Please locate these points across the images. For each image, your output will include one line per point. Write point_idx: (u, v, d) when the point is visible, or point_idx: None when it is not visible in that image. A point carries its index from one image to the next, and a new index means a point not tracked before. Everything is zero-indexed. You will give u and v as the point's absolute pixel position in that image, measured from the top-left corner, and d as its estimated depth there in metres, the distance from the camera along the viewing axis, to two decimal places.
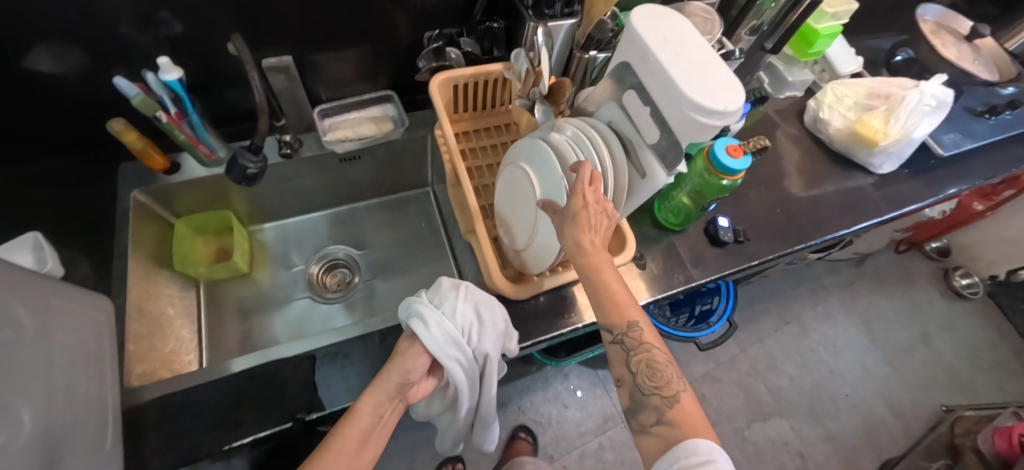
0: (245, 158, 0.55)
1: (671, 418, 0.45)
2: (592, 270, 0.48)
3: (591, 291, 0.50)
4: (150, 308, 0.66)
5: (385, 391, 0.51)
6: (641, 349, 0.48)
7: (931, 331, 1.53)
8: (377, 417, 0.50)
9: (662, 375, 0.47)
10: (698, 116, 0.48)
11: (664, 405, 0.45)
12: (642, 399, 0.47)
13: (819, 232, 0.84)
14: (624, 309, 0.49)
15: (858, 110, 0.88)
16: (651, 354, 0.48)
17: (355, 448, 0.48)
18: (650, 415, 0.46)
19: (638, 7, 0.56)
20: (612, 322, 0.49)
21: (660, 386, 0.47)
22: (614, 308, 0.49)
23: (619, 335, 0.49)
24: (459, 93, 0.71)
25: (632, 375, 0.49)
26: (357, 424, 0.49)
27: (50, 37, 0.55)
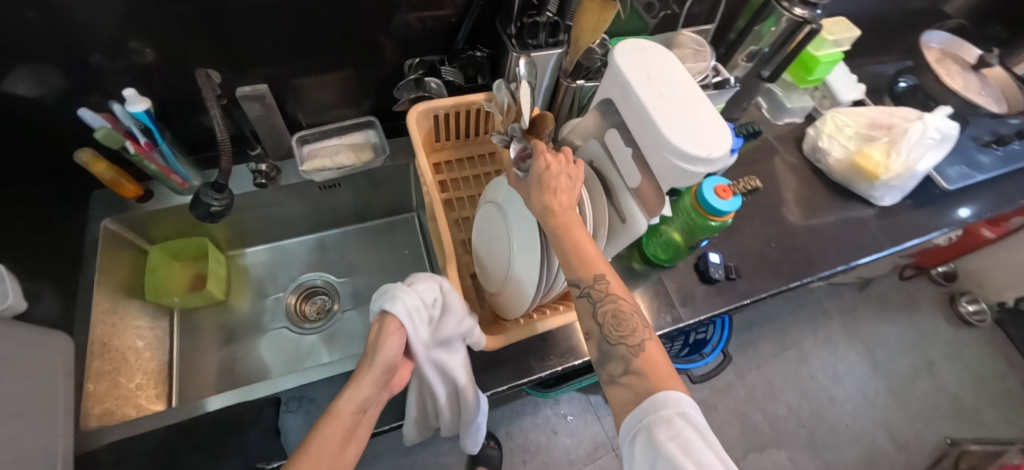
0: (209, 196, 0.54)
1: (638, 367, 0.40)
2: (561, 230, 0.43)
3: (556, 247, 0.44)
4: (116, 343, 0.64)
5: (371, 382, 0.41)
6: (609, 300, 0.42)
7: (937, 360, 1.48)
8: (361, 414, 0.41)
9: (629, 324, 0.42)
10: (682, 164, 0.47)
11: (631, 354, 0.40)
12: (608, 350, 0.42)
13: (816, 268, 0.80)
14: (591, 262, 0.42)
15: (860, 140, 0.85)
16: (618, 304, 0.42)
17: (336, 448, 0.38)
18: (618, 364, 0.41)
19: (622, 41, 0.53)
20: (577, 276, 0.42)
21: (627, 334, 0.42)
22: (580, 261, 0.42)
23: (583, 288, 0.42)
24: (439, 123, 0.68)
25: (598, 327, 0.43)
26: (338, 421, 0.39)
27: (17, 66, 0.53)
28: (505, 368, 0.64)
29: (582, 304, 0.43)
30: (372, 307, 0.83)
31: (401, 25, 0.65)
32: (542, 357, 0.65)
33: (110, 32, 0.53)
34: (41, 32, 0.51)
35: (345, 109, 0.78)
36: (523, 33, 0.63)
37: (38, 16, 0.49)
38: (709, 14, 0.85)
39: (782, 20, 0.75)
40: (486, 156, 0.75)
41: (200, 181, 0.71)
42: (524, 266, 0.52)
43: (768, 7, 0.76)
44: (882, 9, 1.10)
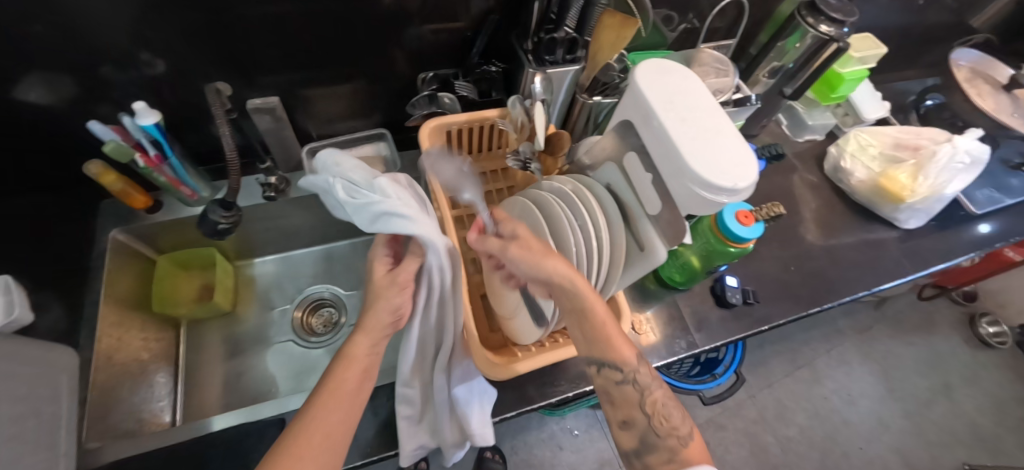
0: (215, 213, 0.54)
1: (683, 459, 0.43)
2: (579, 317, 0.46)
3: (591, 335, 0.46)
4: (120, 356, 0.63)
5: (379, 331, 0.47)
6: (651, 388, 0.46)
7: (955, 382, 1.44)
8: (374, 356, 0.47)
9: (675, 418, 0.46)
10: (703, 192, 0.44)
11: (678, 446, 0.44)
12: (654, 441, 0.45)
13: (837, 293, 0.78)
14: (621, 349, 0.46)
15: (884, 161, 0.82)
16: (652, 394, 0.46)
17: (353, 388, 0.45)
18: (663, 456, 0.44)
19: (642, 62, 0.52)
20: (615, 363, 0.46)
21: (675, 427, 0.45)
22: (614, 349, 0.46)
23: (623, 375, 0.46)
24: (452, 138, 0.67)
25: (645, 418, 0.46)
26: (354, 362, 0.46)
27: (27, 77, 0.53)
28: (513, 392, 0.62)
29: (625, 390, 0.46)
30: None
31: (413, 38, 0.64)
32: (552, 380, 0.63)
33: (121, 43, 0.53)
34: (51, 43, 0.50)
35: (357, 121, 0.77)
36: (539, 47, 0.60)
37: (49, 28, 0.48)
38: (729, 29, 0.83)
39: (807, 37, 0.73)
40: (499, 173, 0.72)
41: (210, 193, 0.71)
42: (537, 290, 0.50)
43: (793, 23, 0.74)
44: (906, 23, 1.07)
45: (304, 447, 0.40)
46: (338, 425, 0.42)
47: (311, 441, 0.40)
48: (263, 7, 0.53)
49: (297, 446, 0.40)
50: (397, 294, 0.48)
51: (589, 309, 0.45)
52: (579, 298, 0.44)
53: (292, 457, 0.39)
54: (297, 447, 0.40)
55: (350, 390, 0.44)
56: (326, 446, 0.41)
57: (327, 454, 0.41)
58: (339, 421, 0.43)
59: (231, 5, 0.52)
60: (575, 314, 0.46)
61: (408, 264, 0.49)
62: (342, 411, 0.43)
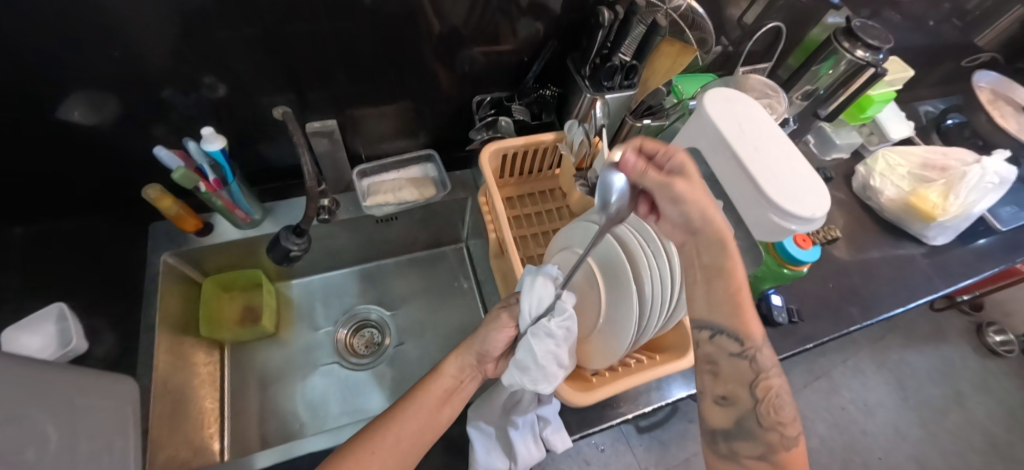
0: (289, 241, 0.53)
1: (779, 460, 0.42)
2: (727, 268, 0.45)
3: (712, 298, 0.46)
4: (175, 382, 0.62)
5: (467, 357, 0.57)
6: (769, 372, 0.44)
7: (966, 390, 1.47)
8: (457, 381, 0.56)
9: (786, 413, 0.44)
10: (777, 220, 0.46)
11: (781, 445, 0.42)
12: (758, 431, 0.43)
13: (874, 309, 0.80)
14: (751, 323, 0.45)
15: (913, 180, 0.85)
16: (769, 379, 0.45)
17: (435, 407, 0.54)
18: (755, 446, 0.43)
19: (710, 91, 0.53)
20: (741, 335, 0.45)
21: (782, 423, 0.43)
22: (740, 318, 0.45)
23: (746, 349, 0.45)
24: (507, 161, 0.68)
25: (753, 399, 0.44)
26: (439, 384, 0.55)
27: (83, 96, 0.52)
28: (573, 412, 0.62)
29: (741, 365, 0.45)
30: (423, 342, 0.81)
31: (465, 61, 0.65)
32: (610, 403, 0.63)
33: (184, 67, 0.53)
34: (116, 68, 0.50)
35: (402, 141, 0.77)
36: (598, 73, 0.63)
37: (119, 55, 0.49)
38: (764, 52, 0.87)
39: (841, 62, 0.76)
40: (547, 193, 0.74)
41: (262, 215, 0.70)
42: (615, 313, 0.52)
43: (828, 48, 0.76)
44: (916, 42, 1.11)
45: (376, 446, 0.49)
46: (412, 429, 0.51)
47: (383, 441, 0.49)
48: (325, 29, 0.54)
49: (372, 443, 0.49)
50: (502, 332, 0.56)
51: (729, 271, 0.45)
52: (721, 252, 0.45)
53: (369, 452, 0.48)
54: (372, 442, 0.49)
55: (435, 404, 0.54)
56: (397, 453, 0.49)
57: (399, 455, 0.49)
58: (412, 436, 0.51)
59: (287, 26, 0.52)
60: (709, 269, 0.46)
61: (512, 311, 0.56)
62: (419, 427, 0.52)
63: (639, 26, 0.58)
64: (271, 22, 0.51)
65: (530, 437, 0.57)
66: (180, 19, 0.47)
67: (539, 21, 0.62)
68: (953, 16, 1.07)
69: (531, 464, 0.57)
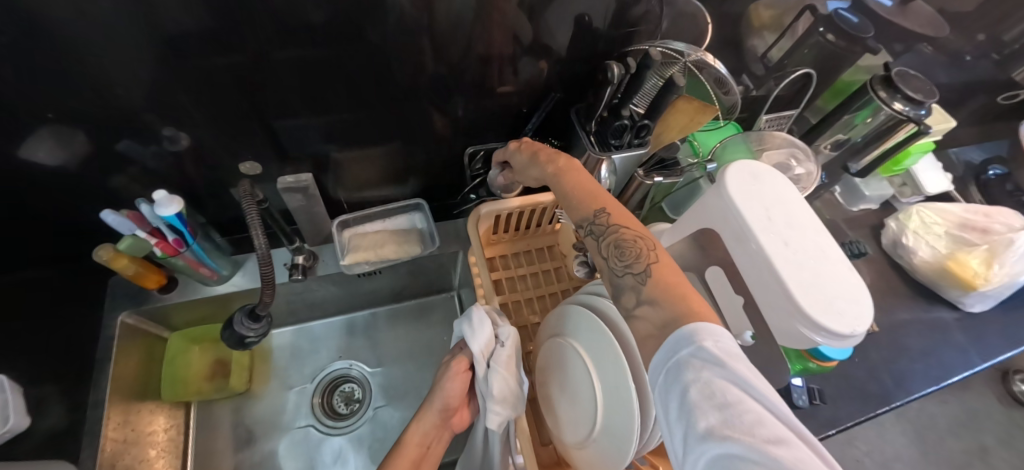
0: (243, 326, 0.48)
1: (653, 295, 0.35)
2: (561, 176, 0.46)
3: (564, 194, 0.46)
4: (125, 460, 0.57)
5: (431, 420, 0.52)
6: (610, 230, 0.40)
7: (990, 446, 1.38)
8: (424, 446, 0.52)
9: (632, 250, 0.38)
10: (809, 332, 0.39)
11: (639, 282, 0.36)
12: (617, 283, 0.38)
13: (907, 385, 0.71)
14: (589, 199, 0.43)
15: (952, 242, 0.77)
16: (619, 233, 0.40)
17: None
18: (631, 295, 0.37)
19: (731, 164, 0.46)
20: (578, 215, 0.43)
21: (636, 261, 0.37)
22: (582, 201, 0.44)
23: (586, 225, 0.42)
24: (501, 220, 0.62)
25: (604, 261, 0.40)
26: (407, 452, 0.51)
27: (29, 149, 0.47)
28: None
29: (589, 243, 0.42)
30: (405, 403, 0.75)
31: (459, 104, 0.59)
32: None
33: (140, 116, 0.47)
34: (62, 120, 0.45)
35: (389, 187, 0.71)
36: (605, 129, 0.57)
37: (66, 108, 0.44)
38: (792, 97, 0.79)
39: (879, 113, 0.68)
40: (546, 250, 0.68)
41: (231, 270, 0.64)
42: (611, 418, 0.45)
43: (865, 96, 0.69)
44: (950, 78, 1.03)
45: None
46: None
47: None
48: (313, 54, 0.46)
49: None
50: (455, 380, 0.52)
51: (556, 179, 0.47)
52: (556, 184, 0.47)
53: None
54: None
55: None
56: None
57: None
58: None
59: (274, 50, 0.45)
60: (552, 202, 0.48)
61: (461, 356, 0.53)
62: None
63: (654, 78, 0.51)
64: (249, 49, 0.44)
65: None
66: (138, 58, 0.41)
67: (542, 61, 0.56)
68: (991, 51, 0.99)
69: None
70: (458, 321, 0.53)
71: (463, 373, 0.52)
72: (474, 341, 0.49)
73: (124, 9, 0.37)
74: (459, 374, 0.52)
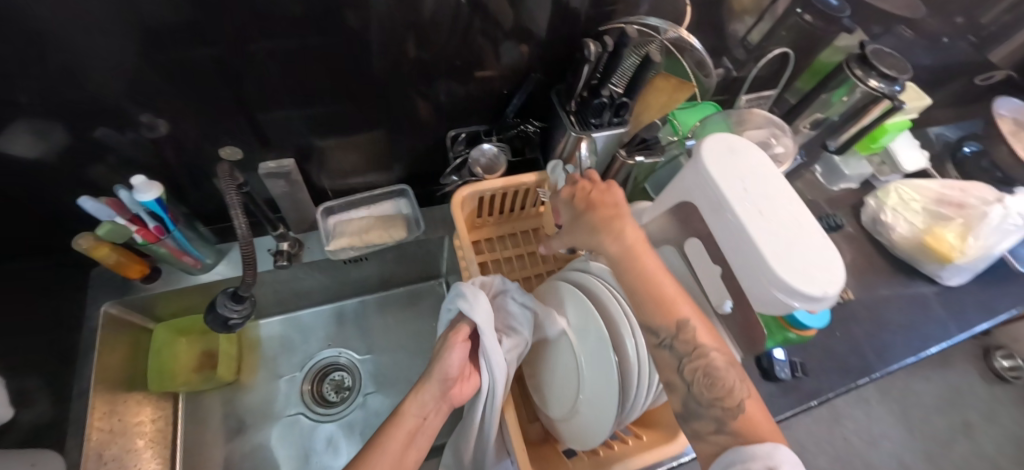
0: (227, 307, 0.47)
1: (735, 428, 0.35)
2: (635, 261, 0.42)
3: (636, 288, 0.41)
4: (112, 450, 0.57)
5: (430, 392, 0.49)
6: (698, 351, 0.38)
7: (972, 420, 1.41)
8: (421, 418, 0.49)
9: (724, 383, 0.37)
10: (783, 297, 0.40)
11: (726, 416, 0.36)
12: (697, 410, 0.37)
13: (886, 357, 0.73)
14: (672, 303, 0.40)
15: (929, 217, 0.78)
16: (709, 358, 0.38)
17: (399, 449, 0.46)
18: (710, 424, 0.36)
19: (706, 137, 0.47)
20: (657, 323, 0.40)
21: (724, 396, 0.36)
22: (662, 305, 0.40)
23: (666, 339, 0.39)
24: (484, 203, 0.62)
25: (684, 382, 0.38)
26: (402, 424, 0.47)
27: (3, 137, 0.46)
28: None
29: (664, 356, 0.39)
30: (395, 389, 0.75)
31: (442, 89, 0.59)
32: None
33: (117, 104, 0.47)
34: (38, 109, 0.45)
35: (374, 174, 0.71)
36: (585, 109, 0.57)
37: (40, 95, 0.43)
38: (771, 77, 0.82)
39: (856, 91, 0.70)
40: (530, 233, 0.69)
41: (215, 258, 0.64)
42: (595, 388, 0.46)
43: (841, 74, 0.70)
44: (929, 60, 1.04)
45: None
46: None
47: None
48: (293, 45, 0.47)
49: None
50: (454, 350, 0.50)
51: (631, 261, 0.42)
52: (630, 266, 0.42)
53: None
54: None
55: (404, 444, 0.47)
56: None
57: None
58: None
59: (251, 42, 0.45)
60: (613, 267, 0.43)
61: (460, 325, 0.51)
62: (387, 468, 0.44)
63: (633, 56, 0.52)
64: (227, 41, 0.44)
65: None
66: (113, 46, 0.41)
67: (524, 45, 0.56)
68: (967, 32, 1.00)
69: None
70: (455, 292, 0.51)
71: (462, 343, 0.51)
72: (475, 312, 0.48)
73: (98, 4, 0.37)
74: (457, 345, 0.50)
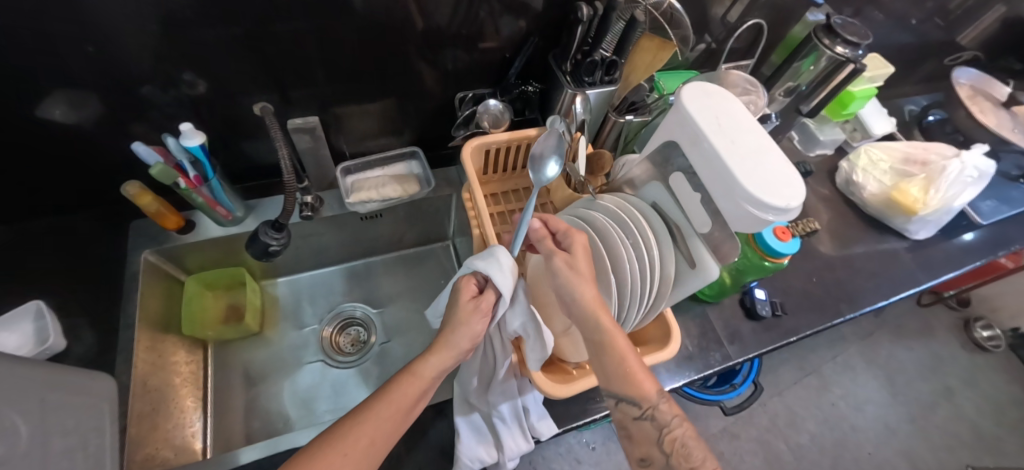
0: (268, 236, 0.59)
1: None
2: (610, 343, 0.46)
3: (609, 368, 0.46)
4: (154, 381, 0.62)
5: (447, 359, 0.50)
6: (672, 427, 0.45)
7: (954, 386, 1.48)
8: (435, 380, 0.50)
9: (696, 455, 0.44)
10: (754, 210, 0.46)
11: None
12: None
13: (858, 301, 0.80)
14: (643, 384, 0.46)
15: (895, 175, 0.86)
16: (680, 430, 0.45)
17: (409, 405, 0.47)
18: None
19: (685, 84, 0.54)
20: (637, 397, 0.46)
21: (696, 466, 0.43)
22: (635, 382, 0.46)
23: (646, 411, 0.46)
24: (490, 157, 0.69)
25: (663, 456, 0.45)
26: (414, 384, 0.48)
27: (63, 92, 0.52)
28: (559, 405, 0.62)
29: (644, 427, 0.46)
30: (408, 339, 0.81)
31: (449, 59, 0.65)
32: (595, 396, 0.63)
33: (163, 64, 0.53)
34: (94, 64, 0.50)
35: (387, 138, 0.77)
36: (580, 68, 0.64)
37: (100, 51, 0.49)
38: (747, 49, 0.89)
39: (822, 59, 0.76)
40: (532, 189, 0.75)
41: (244, 213, 0.70)
42: None
43: (809, 44, 0.77)
44: (899, 41, 1.12)
45: (349, 446, 0.42)
46: (381, 435, 0.44)
47: (356, 443, 0.43)
48: (305, 26, 0.54)
49: (346, 443, 0.42)
50: (477, 320, 0.51)
51: (609, 340, 0.46)
52: (614, 344, 0.46)
53: (337, 455, 0.41)
54: (342, 446, 0.42)
55: (412, 405, 0.47)
56: (371, 452, 0.43)
57: (369, 457, 0.43)
58: (385, 436, 0.44)
59: (273, 21, 0.52)
60: (593, 344, 0.47)
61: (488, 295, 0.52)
62: (395, 418, 0.46)
63: (620, 22, 0.58)
64: (251, 21, 0.51)
65: (516, 428, 0.57)
66: (170, 7, 0.47)
67: (521, 20, 0.63)
68: (934, 15, 1.08)
69: (519, 454, 0.57)
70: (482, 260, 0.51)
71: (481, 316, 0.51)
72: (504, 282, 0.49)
73: None
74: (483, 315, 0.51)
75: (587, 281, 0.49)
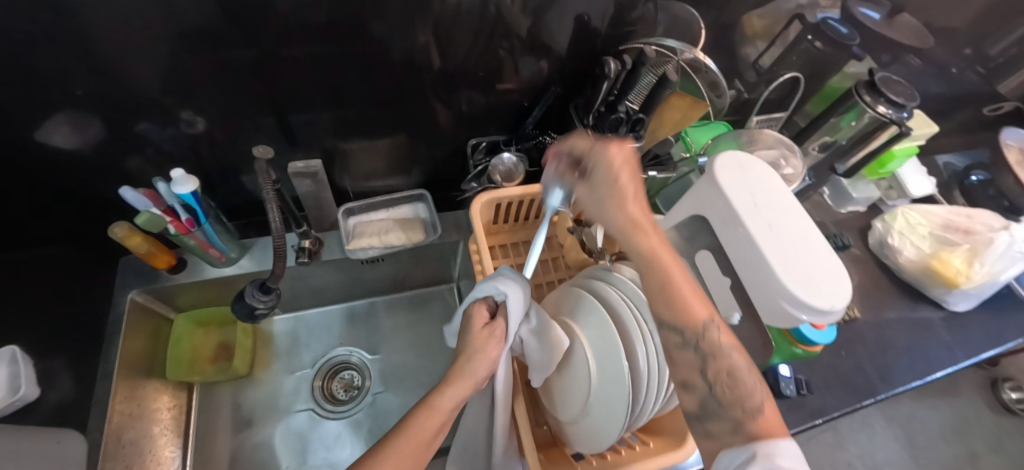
0: (254, 298, 0.55)
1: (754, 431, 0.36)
2: (650, 256, 0.43)
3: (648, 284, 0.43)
4: (129, 433, 0.58)
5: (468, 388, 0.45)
6: (721, 354, 0.39)
7: (979, 451, 1.39)
8: (455, 412, 0.44)
9: (745, 385, 0.38)
10: (788, 306, 0.42)
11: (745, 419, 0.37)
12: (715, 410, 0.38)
13: (892, 378, 0.73)
14: (691, 308, 0.41)
15: (935, 241, 0.79)
16: (730, 362, 0.39)
17: (429, 438, 0.40)
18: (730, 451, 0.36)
19: (721, 153, 0.48)
20: (679, 323, 0.41)
21: (741, 401, 0.38)
22: (679, 305, 0.41)
23: (689, 339, 0.40)
24: (500, 210, 0.65)
25: (706, 385, 0.39)
26: (434, 414, 0.42)
27: (51, 129, 0.49)
28: None
29: (686, 356, 0.40)
30: (405, 388, 0.76)
31: (464, 100, 0.62)
32: None
33: (159, 103, 0.50)
34: (88, 103, 0.47)
35: (394, 178, 0.74)
36: (602, 124, 0.59)
37: (91, 89, 0.46)
38: (781, 100, 0.85)
39: (864, 116, 0.71)
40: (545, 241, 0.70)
41: (239, 253, 0.67)
42: (604, 399, 0.48)
43: (850, 100, 0.72)
44: (937, 91, 1.06)
45: None
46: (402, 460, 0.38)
47: None
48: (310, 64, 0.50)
49: None
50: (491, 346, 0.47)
51: (652, 260, 0.43)
52: (643, 248, 0.44)
53: None
54: None
55: (428, 444, 0.40)
56: None
57: None
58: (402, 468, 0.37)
59: (275, 58, 0.48)
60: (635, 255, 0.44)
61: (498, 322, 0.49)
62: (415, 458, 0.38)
63: (650, 75, 0.54)
64: (252, 58, 0.48)
65: None
66: (164, 45, 0.43)
67: (542, 60, 0.59)
68: (977, 64, 1.01)
69: None
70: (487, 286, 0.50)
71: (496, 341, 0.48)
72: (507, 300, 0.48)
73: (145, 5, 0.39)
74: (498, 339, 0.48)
75: (633, 200, 0.45)
